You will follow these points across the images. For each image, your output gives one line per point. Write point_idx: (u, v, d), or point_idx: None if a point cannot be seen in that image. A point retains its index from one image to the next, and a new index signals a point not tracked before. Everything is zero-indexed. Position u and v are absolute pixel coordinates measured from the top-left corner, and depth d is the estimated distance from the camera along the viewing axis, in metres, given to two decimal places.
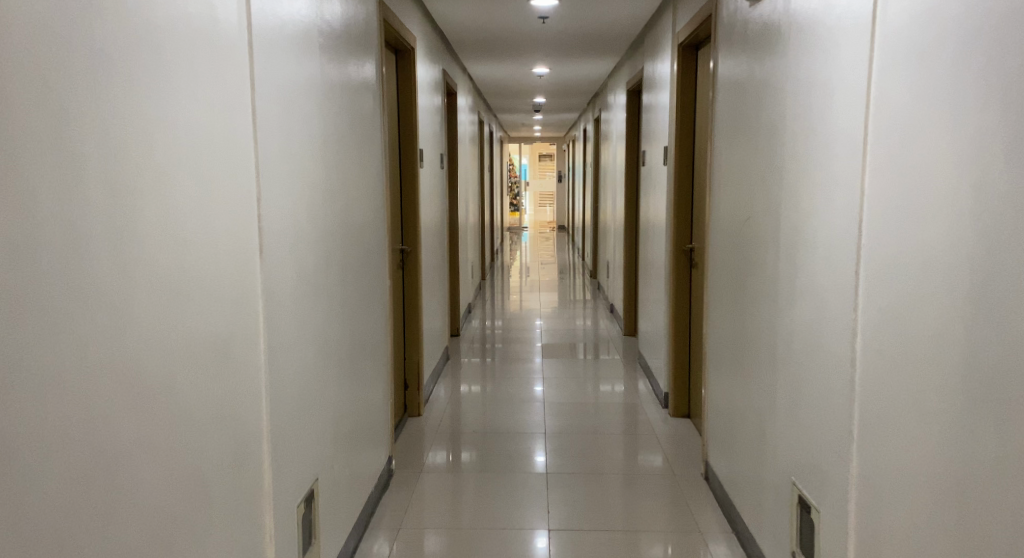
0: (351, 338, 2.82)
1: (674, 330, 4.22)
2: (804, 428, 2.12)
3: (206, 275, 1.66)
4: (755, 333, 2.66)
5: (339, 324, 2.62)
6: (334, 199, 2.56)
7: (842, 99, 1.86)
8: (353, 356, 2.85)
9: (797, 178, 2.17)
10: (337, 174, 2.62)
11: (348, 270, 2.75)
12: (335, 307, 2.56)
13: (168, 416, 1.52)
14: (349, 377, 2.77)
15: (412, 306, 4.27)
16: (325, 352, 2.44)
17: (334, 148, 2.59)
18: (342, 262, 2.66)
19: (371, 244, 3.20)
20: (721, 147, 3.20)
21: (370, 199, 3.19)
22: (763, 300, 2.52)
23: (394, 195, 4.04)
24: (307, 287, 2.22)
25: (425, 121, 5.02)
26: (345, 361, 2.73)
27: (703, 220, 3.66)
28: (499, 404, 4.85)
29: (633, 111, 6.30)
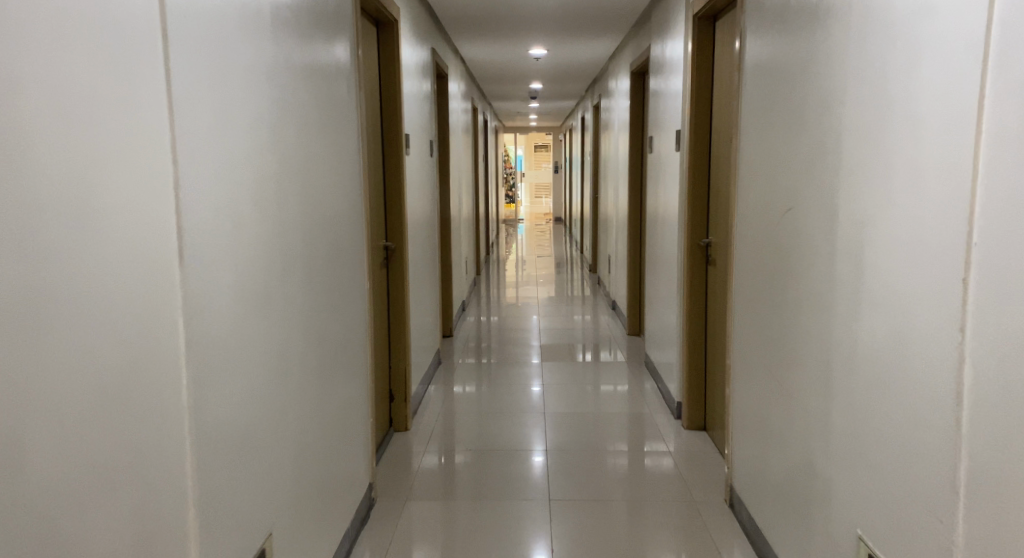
0: (320, 351, 2.41)
1: (687, 333, 3.81)
2: (876, 472, 1.70)
3: (94, 295, 1.24)
4: (798, 347, 2.25)
5: (303, 336, 2.22)
6: (295, 188, 2.14)
7: (941, 57, 1.44)
8: (322, 372, 2.45)
9: (864, 158, 1.75)
10: (300, 158, 2.21)
11: (315, 272, 2.34)
12: (297, 317, 2.15)
13: (23, 494, 1.11)
14: (317, 398, 2.37)
15: (398, 308, 3.84)
16: (283, 372, 2.04)
17: (296, 127, 2.18)
18: (307, 262, 2.25)
19: (346, 241, 2.79)
20: (747, 129, 2.79)
21: (345, 190, 2.78)
22: (811, 308, 2.11)
23: (376, 186, 3.61)
24: (254, 299, 1.80)
25: (413, 105, 4.58)
26: (312, 379, 2.32)
27: (725, 212, 3.25)
28: (495, 412, 4.43)
29: (637, 95, 5.87)
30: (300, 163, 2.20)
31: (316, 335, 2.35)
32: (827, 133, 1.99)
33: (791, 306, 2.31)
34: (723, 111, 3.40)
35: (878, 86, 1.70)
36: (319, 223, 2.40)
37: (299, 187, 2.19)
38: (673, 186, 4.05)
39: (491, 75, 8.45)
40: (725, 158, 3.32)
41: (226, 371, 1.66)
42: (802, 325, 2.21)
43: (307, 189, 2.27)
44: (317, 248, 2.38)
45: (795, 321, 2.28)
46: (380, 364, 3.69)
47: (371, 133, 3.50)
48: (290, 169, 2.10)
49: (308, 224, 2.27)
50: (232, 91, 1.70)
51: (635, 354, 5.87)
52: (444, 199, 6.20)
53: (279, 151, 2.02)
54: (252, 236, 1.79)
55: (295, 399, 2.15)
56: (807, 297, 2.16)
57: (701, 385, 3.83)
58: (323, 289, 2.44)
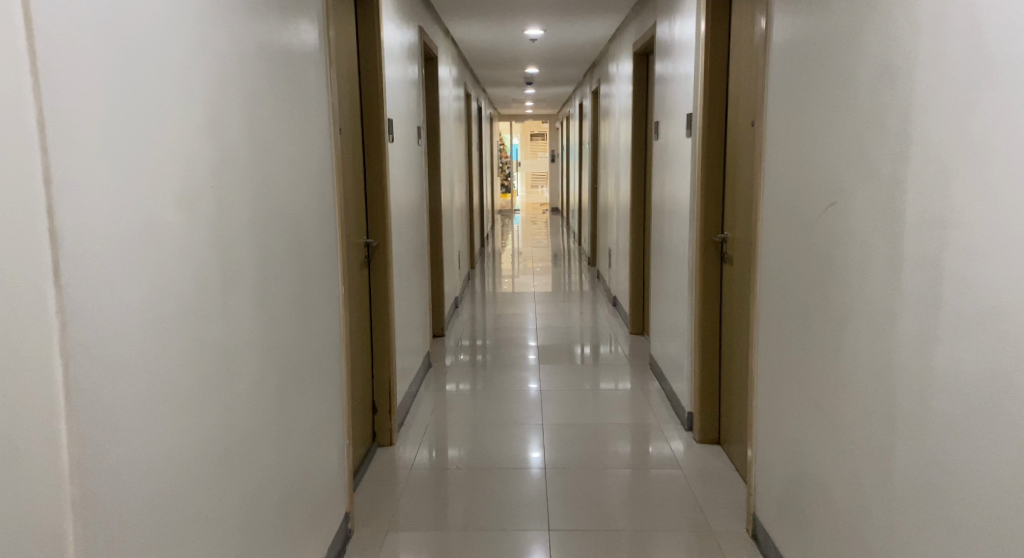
0: (279, 370, 2.06)
1: (700, 338, 3.47)
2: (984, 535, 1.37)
3: None
4: (845, 367, 1.91)
5: (256, 354, 1.87)
6: (245, 180, 1.79)
7: None
8: (282, 393, 2.10)
9: (965, 144, 1.40)
10: (253, 146, 1.86)
11: (270, 279, 1.99)
12: (246, 334, 1.80)
13: None
14: (274, 424, 2.02)
15: (381, 312, 3.50)
16: (227, 401, 1.69)
17: (245, 107, 1.83)
18: (261, 270, 1.90)
19: (313, 240, 2.44)
20: (775, 110, 2.44)
21: (312, 181, 2.43)
22: (865, 322, 1.77)
23: (356, 178, 3.26)
24: (184, 321, 1.46)
25: (398, 87, 4.21)
26: (268, 404, 1.97)
27: (747, 206, 2.90)
28: (489, 423, 4.08)
29: (641, 79, 5.50)
30: (252, 151, 1.85)
31: (274, 351, 2.01)
32: (890, 112, 1.65)
33: (836, 317, 1.96)
34: (742, 93, 3.05)
35: (980, 53, 1.35)
36: (278, 221, 2.05)
37: (252, 179, 1.84)
38: (683, 176, 3.70)
39: (484, 59, 8.07)
40: (746, 145, 2.96)
41: (141, 412, 1.31)
42: (851, 340, 1.87)
43: (262, 182, 1.92)
44: (275, 250, 2.03)
45: (841, 334, 1.94)
46: (362, 374, 3.34)
47: (349, 119, 3.15)
48: (239, 157, 1.75)
49: (261, 224, 1.91)
50: (156, 59, 1.35)
51: (637, 353, 5.51)
52: (434, 191, 5.83)
53: (225, 138, 1.66)
54: (181, 243, 1.44)
55: (244, 431, 1.80)
56: (860, 309, 1.81)
57: (714, 395, 3.50)
58: (280, 299, 2.09)
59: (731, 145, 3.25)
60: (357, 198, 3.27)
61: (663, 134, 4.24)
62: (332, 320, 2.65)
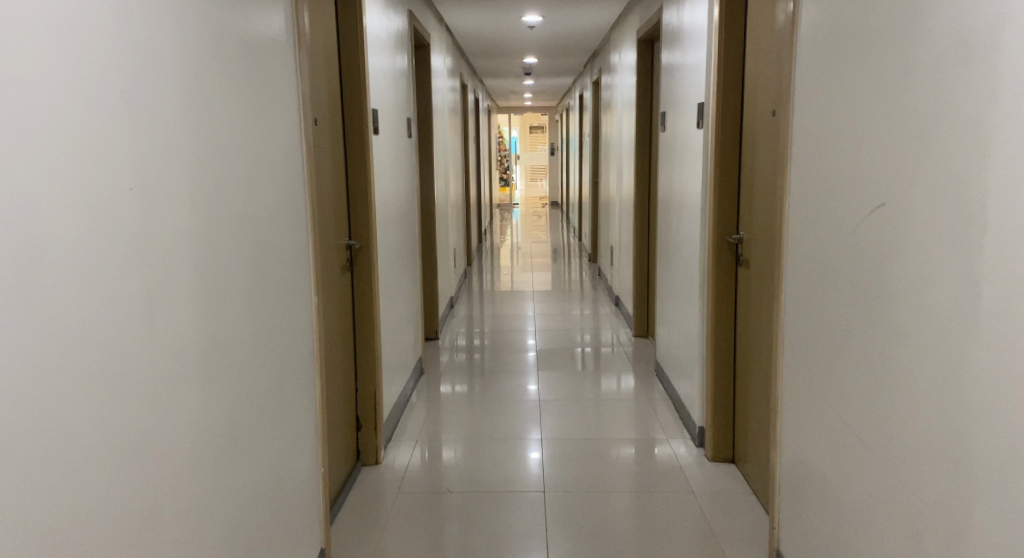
0: (215, 400, 1.78)
1: (711, 348, 3.19)
2: None
3: None
4: (901, 395, 1.62)
5: (173, 384, 1.58)
6: (155, 178, 1.51)
7: None
8: (223, 423, 1.82)
9: None
10: (171, 138, 1.57)
11: (202, 295, 1.71)
12: (156, 361, 1.50)
13: None
14: (209, 464, 1.74)
15: (364, 319, 3.21)
16: (124, 447, 1.40)
17: (160, 90, 1.53)
18: (182, 284, 1.61)
19: (277, 244, 2.15)
20: (805, 95, 2.15)
21: (276, 178, 2.14)
22: (934, 345, 1.48)
23: (335, 173, 2.97)
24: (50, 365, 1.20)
25: (385, 76, 3.91)
26: (198, 440, 1.69)
27: (769, 203, 2.61)
28: (485, 437, 3.78)
29: (645, 67, 5.19)
30: (168, 146, 1.56)
31: (205, 376, 1.72)
32: (975, 93, 1.35)
33: (887, 334, 1.68)
34: (761, 79, 2.76)
35: None
36: (214, 225, 1.76)
37: (166, 178, 1.55)
38: (694, 171, 3.40)
39: (480, 47, 7.77)
40: (767, 136, 2.67)
41: None
42: (909, 365, 1.58)
43: (187, 181, 1.64)
44: (209, 260, 1.74)
45: (890, 356, 1.66)
46: (343, 388, 3.06)
47: (326, 109, 2.86)
48: (142, 154, 1.46)
49: (184, 231, 1.62)
50: None
51: (642, 357, 5.20)
52: (426, 187, 5.54)
53: (110, 128, 1.37)
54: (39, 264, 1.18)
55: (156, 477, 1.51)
56: (922, 328, 1.53)
57: (729, 408, 3.22)
58: (221, 314, 1.81)
59: (748, 135, 2.96)
60: (337, 196, 2.98)
61: (671, 125, 3.94)
62: (302, 333, 2.36)
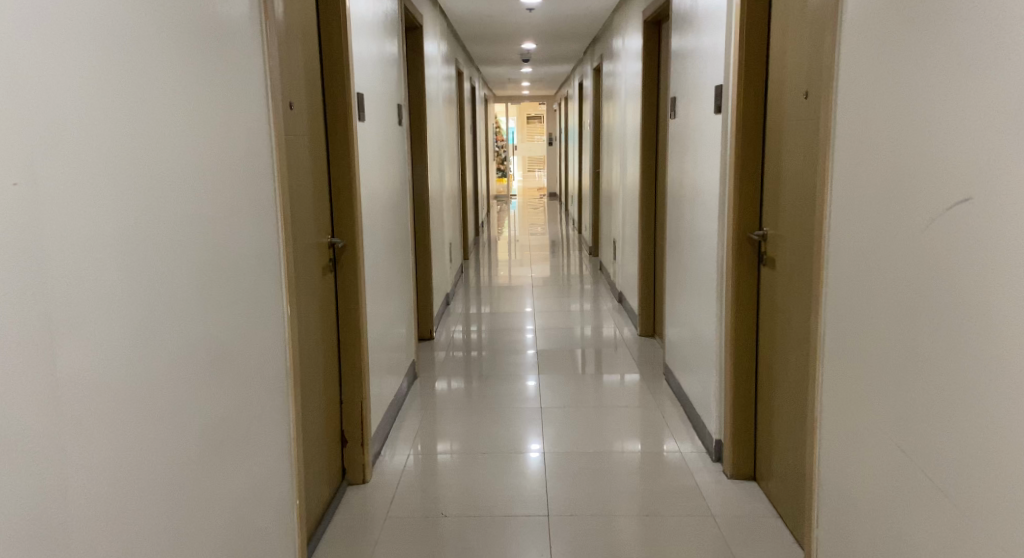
0: (158, 433, 1.49)
1: (731, 355, 2.91)
2: None
3: None
4: (1009, 430, 1.35)
5: (96, 420, 1.29)
6: (60, 168, 1.20)
7: None
8: (169, 460, 1.54)
9: None
10: (84, 120, 1.26)
11: (139, 310, 1.42)
12: (66, 404, 1.22)
13: None
14: (149, 514, 1.45)
15: (349, 326, 2.92)
16: (14, 507, 1.11)
17: (80, 87, 1.26)
18: (111, 301, 1.32)
19: (239, 246, 1.86)
20: (855, 72, 1.86)
21: (238, 170, 1.85)
22: None
23: (315, 164, 2.68)
24: None
25: (373, 60, 3.61)
26: (131, 485, 1.40)
27: (804, 197, 2.31)
28: (482, 449, 3.48)
29: (651, 51, 4.89)
30: (81, 128, 1.25)
31: (144, 406, 1.43)
32: None
33: (991, 357, 1.39)
34: (792, 58, 2.46)
35: None
36: (153, 224, 1.47)
37: (79, 169, 1.24)
38: (710, 161, 3.11)
39: (477, 32, 7.45)
40: (799, 121, 2.38)
41: None
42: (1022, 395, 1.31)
43: (116, 170, 1.34)
44: (146, 265, 1.44)
45: (997, 382, 1.37)
46: (326, 402, 2.77)
47: (303, 92, 2.55)
48: (35, 136, 1.15)
49: (111, 232, 1.33)
50: None
51: (648, 358, 4.91)
52: (419, 179, 5.23)
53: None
54: None
55: (69, 534, 1.23)
56: None
57: (750, 420, 2.94)
58: (164, 330, 1.52)
59: (774, 121, 2.67)
60: (316, 190, 2.68)
61: (682, 112, 3.65)
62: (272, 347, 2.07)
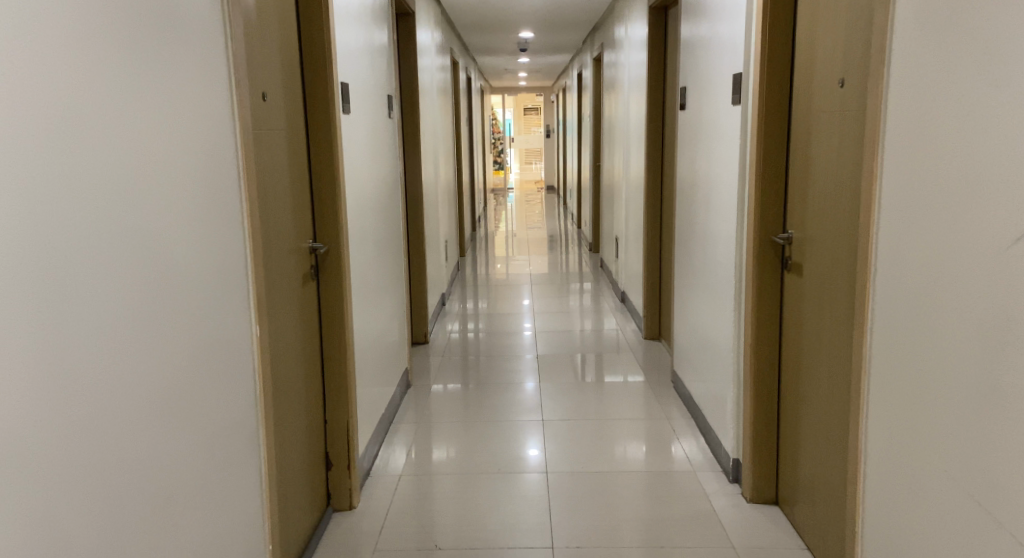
0: (88, 489, 1.25)
1: (751, 370, 2.66)
2: None
3: None
4: None
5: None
6: None
7: None
8: (102, 520, 1.29)
9: None
10: None
11: (59, 358, 1.19)
12: None
13: None
14: None
15: (335, 339, 2.67)
16: None
17: None
18: (9, 338, 1.09)
19: (195, 257, 1.61)
20: (914, 55, 1.60)
21: (194, 169, 1.60)
22: None
23: (295, 162, 2.43)
24: None
25: (362, 47, 3.35)
26: (46, 555, 1.16)
27: (844, 197, 2.05)
28: (479, 468, 3.23)
29: (657, 38, 4.63)
30: None
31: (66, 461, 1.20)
32: None
33: None
34: (825, 42, 2.21)
35: None
36: (71, 237, 1.22)
37: None
38: (728, 156, 2.86)
39: (473, 20, 7.17)
40: (835, 113, 2.12)
41: None
42: None
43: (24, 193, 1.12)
44: (68, 299, 1.21)
45: None
46: (308, 425, 2.52)
47: (278, 81, 2.29)
48: None
49: (19, 277, 1.11)
50: None
51: (654, 363, 4.64)
52: (413, 175, 4.96)
53: None
54: None
55: None
56: None
57: (773, 439, 2.70)
58: (90, 368, 1.27)
59: (802, 112, 2.41)
60: (295, 191, 2.42)
61: (693, 103, 3.40)
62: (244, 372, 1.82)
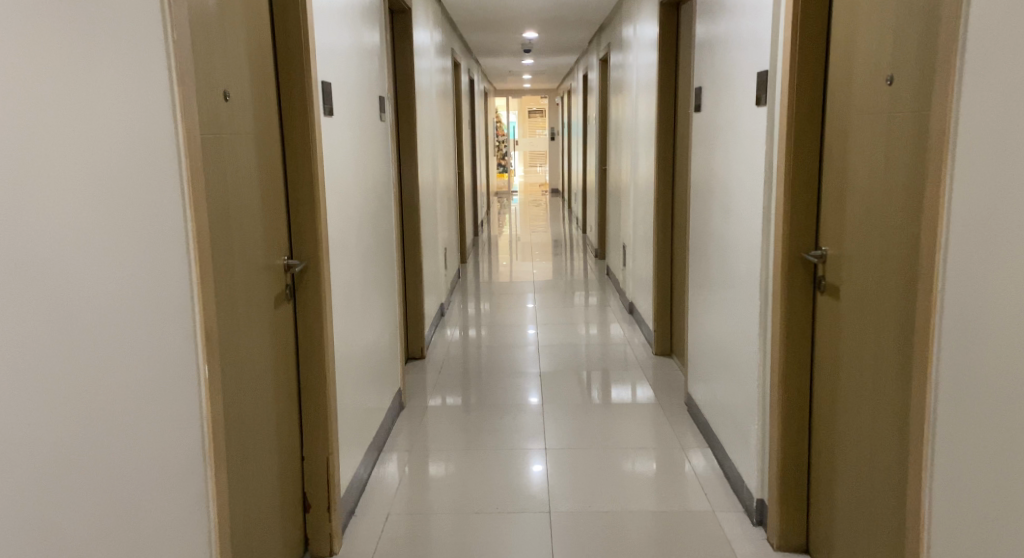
0: None
1: (776, 402, 2.38)
2: None
3: None
4: None
5: None
6: None
7: None
8: None
9: None
10: None
11: None
12: None
13: None
14: None
15: (314, 366, 2.40)
16: None
17: None
18: None
19: (128, 286, 1.34)
20: (988, 49, 1.33)
21: (127, 183, 1.33)
22: None
23: (266, 170, 2.16)
24: None
25: (350, 44, 3.08)
26: None
27: (898, 212, 1.77)
28: (476, 504, 2.95)
29: (669, 36, 4.36)
30: None
31: None
32: None
33: None
34: (867, 35, 1.94)
35: None
36: None
37: None
38: (751, 163, 2.58)
39: (475, 19, 6.91)
40: (882, 117, 1.85)
41: None
42: None
43: None
44: None
45: None
46: (281, 465, 2.25)
47: (246, 79, 2.02)
48: None
49: None
50: None
51: (666, 382, 4.35)
52: (409, 181, 4.68)
53: None
54: None
55: None
56: None
57: (803, 481, 2.41)
58: None
59: (837, 115, 2.14)
60: (266, 202, 2.15)
61: (710, 104, 3.13)
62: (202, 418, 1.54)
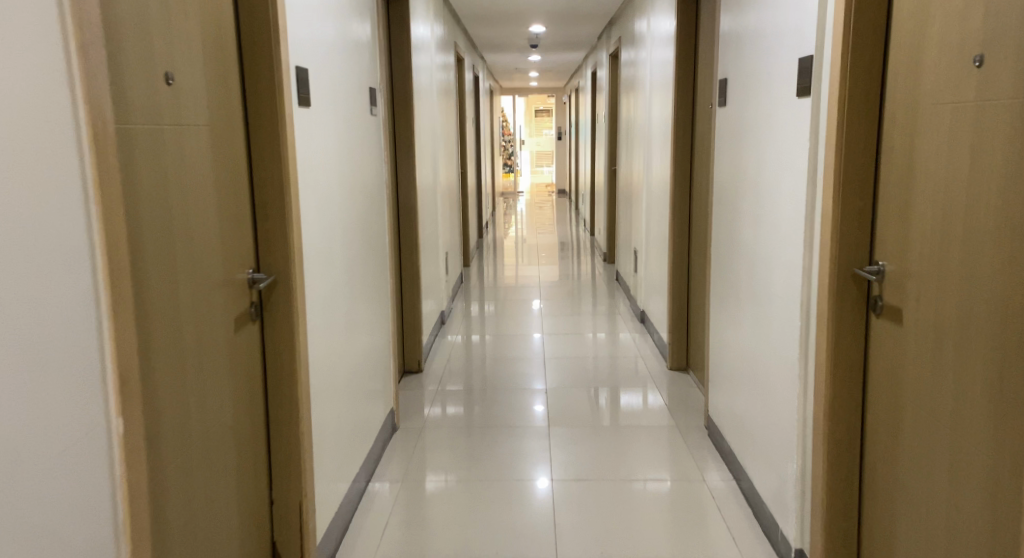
0: None
1: (822, 441, 2.04)
2: None
3: None
4: None
5: None
6: None
7: None
8: None
9: None
10: None
11: None
12: None
13: None
14: None
15: (284, 398, 2.07)
16: None
17: None
18: None
19: (21, 326, 1.02)
20: None
21: (21, 193, 1.01)
22: None
23: (224, 170, 1.83)
24: None
25: (336, 29, 2.75)
26: None
27: (1001, 225, 1.43)
28: (475, 548, 2.62)
29: (688, 26, 4.03)
30: None
31: None
32: None
33: None
34: (946, 7, 1.60)
35: None
36: None
37: None
38: (792, 164, 2.24)
39: (479, 11, 6.58)
40: (972, 107, 1.50)
41: None
42: None
43: None
44: None
45: None
46: (244, 515, 1.92)
47: (197, 59, 1.69)
48: None
49: None
50: None
51: (683, 400, 4.01)
52: (406, 181, 4.36)
53: None
54: None
55: None
56: None
57: (851, 533, 2.07)
58: None
59: (901, 107, 1.80)
60: (223, 210, 1.82)
61: (739, 98, 2.79)
62: (122, 484, 1.22)
